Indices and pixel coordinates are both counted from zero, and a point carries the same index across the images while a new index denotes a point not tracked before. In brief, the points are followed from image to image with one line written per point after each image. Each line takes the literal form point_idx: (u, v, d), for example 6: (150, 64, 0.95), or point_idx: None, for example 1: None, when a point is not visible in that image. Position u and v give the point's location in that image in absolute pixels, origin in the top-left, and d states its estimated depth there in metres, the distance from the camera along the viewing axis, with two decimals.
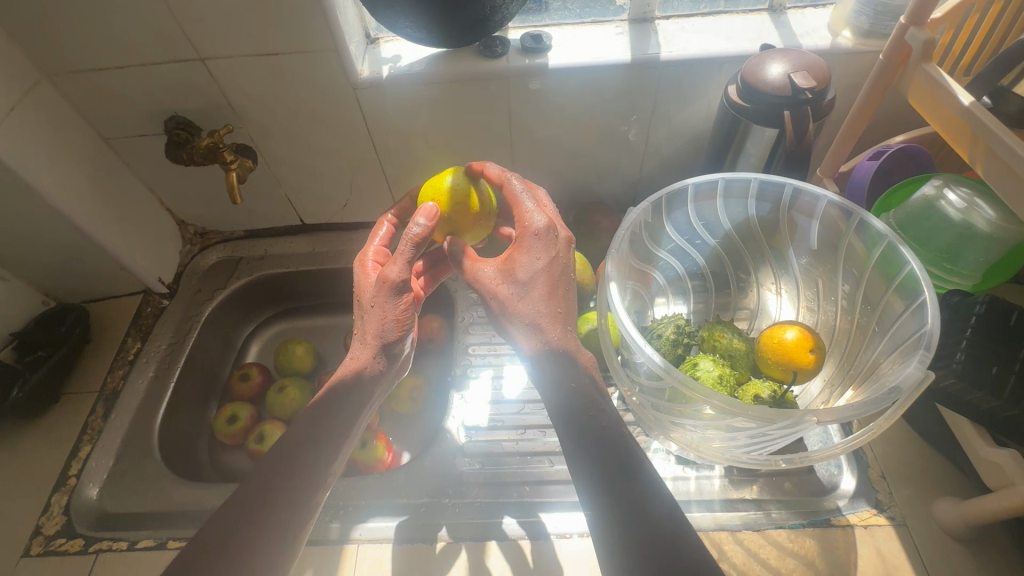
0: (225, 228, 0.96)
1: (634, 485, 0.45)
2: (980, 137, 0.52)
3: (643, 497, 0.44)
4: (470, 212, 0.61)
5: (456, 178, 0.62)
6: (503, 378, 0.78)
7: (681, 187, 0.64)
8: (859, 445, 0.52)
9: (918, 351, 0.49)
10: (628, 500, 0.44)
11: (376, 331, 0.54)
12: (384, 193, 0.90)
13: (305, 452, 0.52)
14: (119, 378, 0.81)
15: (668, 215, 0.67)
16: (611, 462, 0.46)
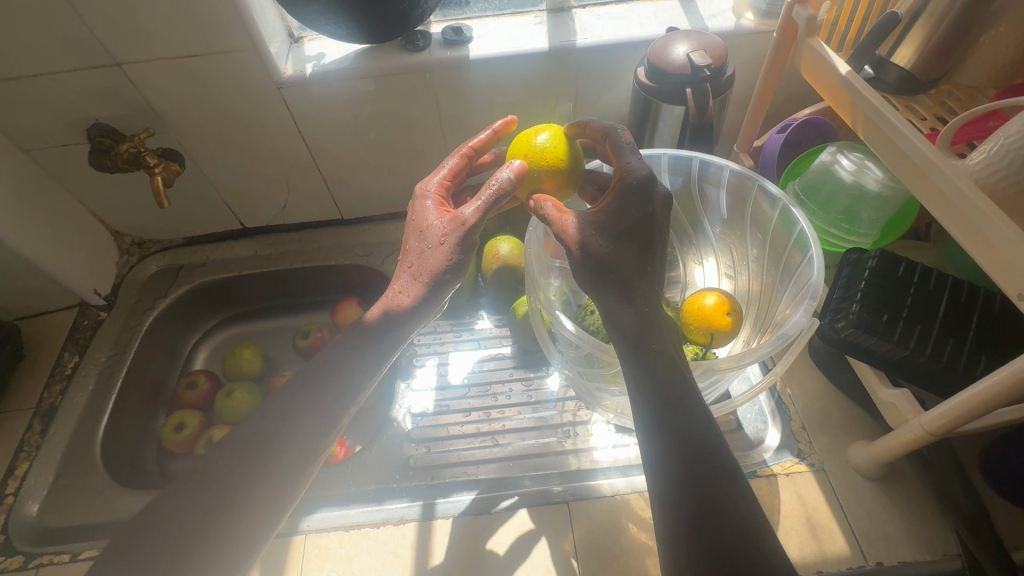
0: (163, 236, 0.95)
1: (704, 455, 0.41)
2: (857, 103, 0.56)
3: (711, 470, 0.41)
4: (561, 172, 0.56)
5: (548, 135, 0.56)
6: (448, 365, 0.79)
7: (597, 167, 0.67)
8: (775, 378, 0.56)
9: (806, 300, 0.53)
10: (689, 465, 0.41)
11: (429, 270, 0.56)
12: (322, 192, 0.90)
13: (302, 425, 0.52)
14: (57, 394, 0.80)
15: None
16: (679, 430, 0.42)
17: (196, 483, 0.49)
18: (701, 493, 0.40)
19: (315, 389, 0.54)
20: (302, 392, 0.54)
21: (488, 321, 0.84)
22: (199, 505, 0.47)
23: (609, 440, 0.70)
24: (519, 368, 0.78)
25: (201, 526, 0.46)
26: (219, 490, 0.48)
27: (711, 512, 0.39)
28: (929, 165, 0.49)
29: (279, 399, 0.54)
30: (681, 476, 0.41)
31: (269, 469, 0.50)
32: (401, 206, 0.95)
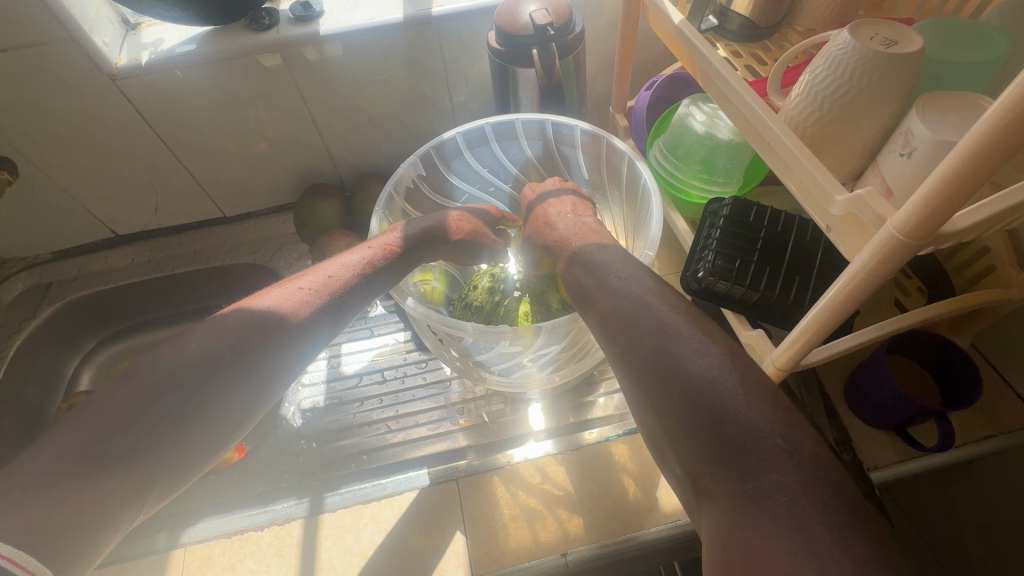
0: (26, 253, 0.88)
1: (665, 313, 0.40)
2: (690, 53, 0.55)
3: (672, 323, 0.39)
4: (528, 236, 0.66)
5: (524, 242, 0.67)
6: (340, 356, 0.77)
7: (452, 137, 0.65)
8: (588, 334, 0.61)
9: (644, 251, 0.54)
10: (649, 325, 0.40)
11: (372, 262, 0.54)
12: (196, 189, 0.85)
13: (222, 377, 0.43)
14: None
15: (449, 169, 0.68)
16: (634, 305, 0.42)
17: (148, 396, 0.40)
18: (665, 340, 0.38)
19: (285, 339, 0.47)
20: (276, 341, 0.46)
21: (381, 307, 0.81)
22: (146, 420, 0.39)
23: (502, 411, 0.70)
24: (413, 352, 0.77)
25: (138, 444, 0.38)
26: (176, 413, 0.40)
27: (676, 350, 0.37)
28: (746, 107, 0.48)
29: (246, 333, 0.45)
30: (643, 332, 0.40)
31: (202, 434, 0.42)
32: (285, 197, 0.91)
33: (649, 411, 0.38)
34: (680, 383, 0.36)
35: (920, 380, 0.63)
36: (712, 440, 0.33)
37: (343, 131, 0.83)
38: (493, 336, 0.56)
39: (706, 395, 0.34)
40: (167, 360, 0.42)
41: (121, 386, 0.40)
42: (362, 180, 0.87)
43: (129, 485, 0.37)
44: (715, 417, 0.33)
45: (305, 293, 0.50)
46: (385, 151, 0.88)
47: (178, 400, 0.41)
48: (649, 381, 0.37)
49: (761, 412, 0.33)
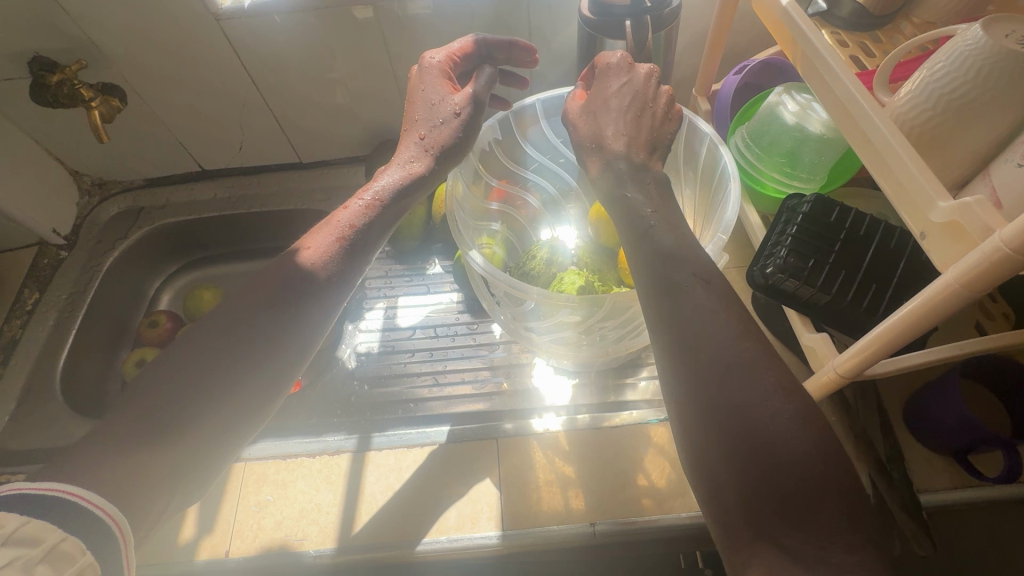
0: (122, 177, 0.95)
1: (734, 332, 0.41)
2: (795, 36, 0.52)
3: (745, 348, 0.40)
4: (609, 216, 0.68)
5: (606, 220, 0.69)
6: (397, 309, 0.80)
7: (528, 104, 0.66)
8: None
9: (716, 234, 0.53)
10: (721, 346, 0.40)
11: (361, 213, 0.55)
12: (279, 135, 0.89)
13: (256, 353, 0.49)
14: (18, 328, 0.80)
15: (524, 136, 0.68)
16: (700, 315, 0.42)
17: (189, 381, 0.46)
18: (739, 367, 0.39)
19: (308, 301, 0.51)
20: (308, 300, 0.51)
21: (439, 266, 0.85)
22: (210, 388, 0.46)
23: (548, 382, 0.72)
24: (464, 313, 0.79)
25: (198, 413, 0.45)
26: (209, 389, 0.46)
27: (747, 385, 0.39)
28: (851, 99, 0.46)
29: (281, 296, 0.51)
30: (711, 350, 0.40)
31: (246, 406, 0.48)
32: (359, 149, 0.94)
33: (700, 440, 0.39)
34: (748, 420, 0.38)
35: (990, 409, 0.60)
36: (769, 484, 0.36)
37: None
38: (555, 301, 0.57)
39: (775, 439, 0.37)
40: (227, 343, 0.48)
41: (184, 364, 0.47)
42: None
43: (207, 436, 0.45)
44: (777, 462, 0.36)
45: (331, 247, 0.53)
46: None
47: (228, 370, 0.47)
48: (707, 408, 0.39)
49: (824, 472, 0.36)
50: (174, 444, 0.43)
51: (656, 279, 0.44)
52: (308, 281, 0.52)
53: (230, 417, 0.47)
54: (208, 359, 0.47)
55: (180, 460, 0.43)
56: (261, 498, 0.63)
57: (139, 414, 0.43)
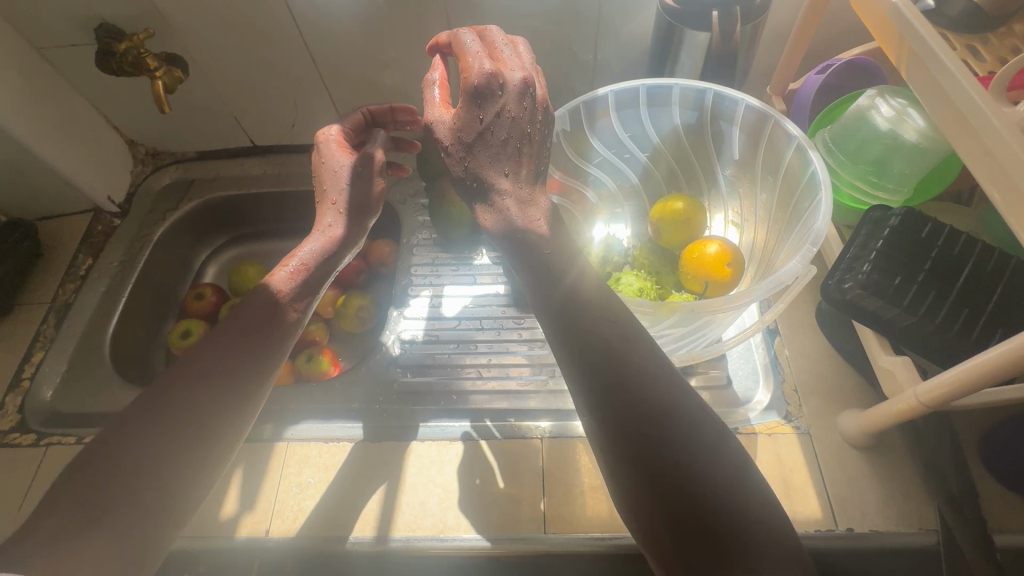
0: (176, 148, 0.95)
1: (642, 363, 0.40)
2: (903, 35, 0.48)
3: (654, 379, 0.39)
4: (676, 215, 0.65)
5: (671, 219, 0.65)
6: (442, 298, 0.79)
7: (602, 94, 0.62)
8: (767, 322, 0.56)
9: (806, 247, 0.50)
10: (639, 386, 0.38)
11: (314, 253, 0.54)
12: (332, 113, 0.88)
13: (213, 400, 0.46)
14: (71, 292, 0.81)
15: (592, 127, 0.65)
16: (619, 339, 0.41)
17: (132, 454, 0.41)
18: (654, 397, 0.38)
19: (273, 320, 0.51)
20: (275, 317, 0.51)
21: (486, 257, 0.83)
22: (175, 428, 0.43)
23: None
24: (510, 307, 0.77)
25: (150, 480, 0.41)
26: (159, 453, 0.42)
27: (667, 419, 0.37)
28: (970, 106, 0.42)
29: (245, 321, 0.50)
30: (626, 376, 0.38)
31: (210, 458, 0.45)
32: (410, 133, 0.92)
33: (615, 475, 0.37)
34: (666, 457, 0.35)
35: None
36: (692, 532, 0.33)
37: (478, 75, 0.82)
38: (628, 304, 0.55)
39: (693, 478, 0.35)
40: (186, 387, 0.46)
41: (147, 408, 0.44)
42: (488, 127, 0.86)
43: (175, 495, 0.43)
44: (698, 506, 0.34)
45: (295, 275, 0.53)
46: None
47: (184, 430, 0.44)
48: (628, 442, 0.36)
49: (737, 499, 0.34)
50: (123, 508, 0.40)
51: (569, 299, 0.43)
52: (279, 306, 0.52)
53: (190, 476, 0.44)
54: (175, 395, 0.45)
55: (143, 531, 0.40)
56: (303, 480, 0.63)
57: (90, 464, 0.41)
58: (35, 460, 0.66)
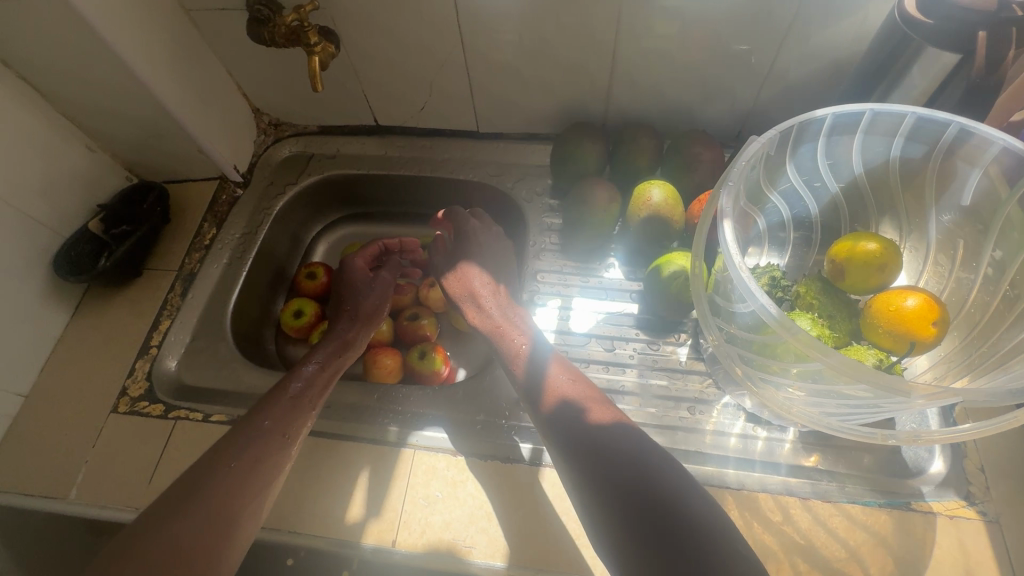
0: (299, 121, 0.93)
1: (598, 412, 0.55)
2: None
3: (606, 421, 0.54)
4: (871, 256, 0.57)
5: (861, 260, 0.57)
6: (571, 311, 0.74)
7: (819, 118, 0.55)
8: (970, 437, 0.47)
9: None
10: (608, 456, 0.51)
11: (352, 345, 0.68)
12: (465, 100, 0.83)
13: (256, 441, 0.55)
14: (195, 261, 0.81)
15: (794, 152, 0.59)
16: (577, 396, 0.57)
17: (213, 462, 0.53)
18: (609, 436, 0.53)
19: (307, 405, 0.60)
20: (296, 408, 0.59)
21: (617, 270, 0.78)
22: (227, 457, 0.53)
23: (739, 428, 0.65)
24: (644, 331, 0.73)
25: (277, 461, 0.55)
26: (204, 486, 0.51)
27: (620, 448, 0.51)
28: None
29: (277, 408, 0.58)
30: (587, 425, 0.54)
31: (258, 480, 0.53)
32: (542, 127, 0.87)
33: (618, 542, 0.46)
34: (623, 476, 0.49)
35: None
36: (673, 552, 0.43)
37: (634, 72, 0.75)
38: (851, 374, 0.43)
39: (651, 489, 0.48)
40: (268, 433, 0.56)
41: (211, 462, 0.53)
42: (633, 128, 0.79)
43: (235, 534, 0.50)
44: (672, 515, 0.46)
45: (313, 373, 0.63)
46: (664, 102, 0.79)
47: (249, 458, 0.54)
48: (613, 503, 0.48)
49: (696, 512, 0.46)
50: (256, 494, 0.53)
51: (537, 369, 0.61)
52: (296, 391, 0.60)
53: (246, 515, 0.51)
54: (247, 441, 0.55)
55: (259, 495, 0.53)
56: (430, 493, 0.60)
57: (169, 507, 0.49)
58: (166, 432, 0.66)
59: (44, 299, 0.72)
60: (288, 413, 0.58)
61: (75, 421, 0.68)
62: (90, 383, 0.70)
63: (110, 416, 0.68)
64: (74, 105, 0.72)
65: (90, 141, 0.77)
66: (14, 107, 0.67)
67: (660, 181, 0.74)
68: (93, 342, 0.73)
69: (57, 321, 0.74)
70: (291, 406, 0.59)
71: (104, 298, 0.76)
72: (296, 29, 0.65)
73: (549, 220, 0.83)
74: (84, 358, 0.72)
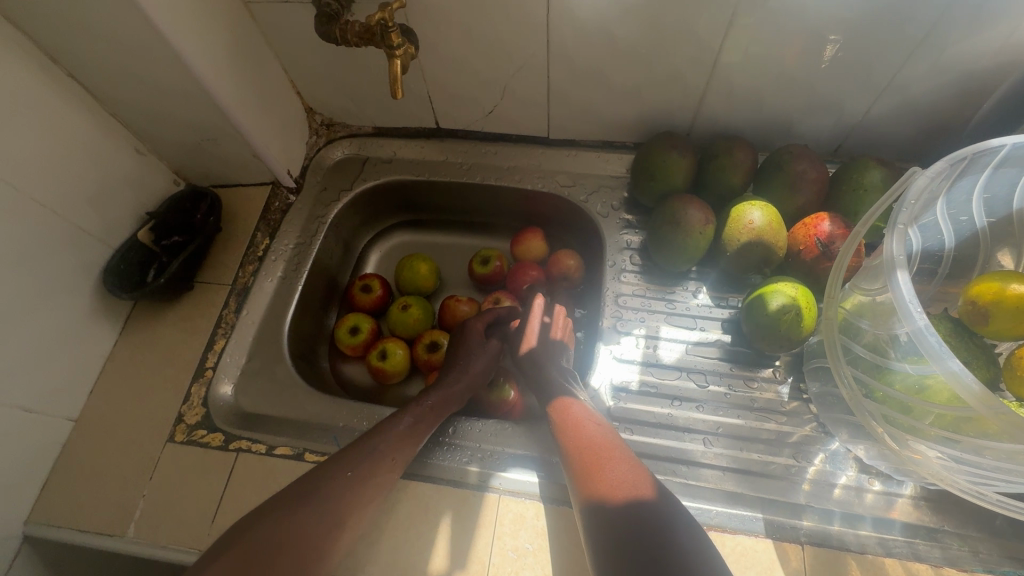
0: (354, 121, 0.86)
1: (612, 452, 0.52)
2: None
3: (614, 461, 0.51)
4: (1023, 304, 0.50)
5: (1008, 309, 0.51)
6: (658, 341, 0.69)
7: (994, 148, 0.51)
8: None
9: None
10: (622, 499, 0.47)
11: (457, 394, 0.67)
12: (540, 105, 0.77)
13: (372, 459, 0.54)
14: (249, 275, 0.75)
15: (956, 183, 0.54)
16: (593, 437, 0.55)
17: (330, 470, 0.52)
18: (613, 477, 0.49)
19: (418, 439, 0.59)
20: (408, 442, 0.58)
21: (705, 296, 0.71)
22: (332, 469, 0.52)
23: (852, 479, 0.59)
24: (739, 366, 0.67)
25: (386, 477, 0.55)
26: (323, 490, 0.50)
27: (621, 489, 0.48)
28: None
29: (395, 440, 0.57)
30: (601, 465, 0.51)
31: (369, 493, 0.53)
32: (619, 134, 0.80)
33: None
34: (619, 519, 0.45)
35: None
36: None
37: (734, 80, 0.68)
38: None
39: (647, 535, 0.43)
40: (383, 456, 0.55)
41: (329, 467, 0.52)
42: (727, 140, 0.72)
43: (338, 542, 0.49)
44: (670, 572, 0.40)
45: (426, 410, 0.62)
46: (761, 113, 0.72)
47: (364, 472, 0.53)
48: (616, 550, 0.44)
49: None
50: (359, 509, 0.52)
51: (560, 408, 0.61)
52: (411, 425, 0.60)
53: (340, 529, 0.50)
54: (362, 459, 0.54)
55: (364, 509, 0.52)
56: (520, 545, 0.55)
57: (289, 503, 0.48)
58: (227, 466, 0.61)
59: (93, 315, 0.67)
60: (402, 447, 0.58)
61: (129, 450, 0.63)
62: (142, 409, 0.65)
63: (166, 445, 0.63)
64: (125, 106, 0.66)
65: (139, 143, 0.71)
66: (63, 108, 0.61)
67: (759, 200, 0.67)
68: (143, 363, 0.68)
69: (106, 338, 0.69)
70: (404, 437, 0.58)
71: (153, 314, 0.71)
72: (378, 30, 0.59)
73: (626, 238, 0.77)
74: (135, 380, 0.67)
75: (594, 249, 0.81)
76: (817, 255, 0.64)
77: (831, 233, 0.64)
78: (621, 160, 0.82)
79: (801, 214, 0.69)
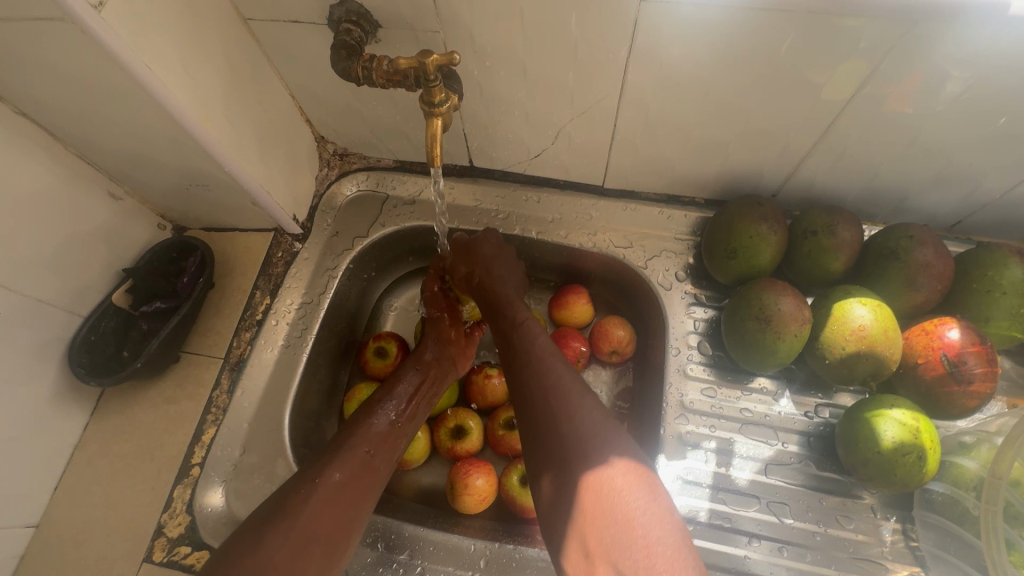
0: (371, 152, 0.73)
1: (625, 491, 0.41)
2: None
3: (627, 494, 0.41)
4: None
5: None
6: (732, 458, 0.57)
7: None
8: None
9: None
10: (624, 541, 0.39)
11: (433, 380, 0.62)
12: (599, 153, 0.64)
13: (355, 458, 0.51)
14: (245, 343, 0.64)
15: None
16: (626, 541, 0.39)
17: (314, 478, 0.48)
18: (624, 515, 0.40)
19: (397, 441, 0.56)
20: (382, 442, 0.55)
21: (788, 401, 0.60)
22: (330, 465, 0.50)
23: None
24: (830, 496, 0.56)
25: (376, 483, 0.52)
26: (309, 498, 0.47)
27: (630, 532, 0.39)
28: None
29: (372, 447, 0.54)
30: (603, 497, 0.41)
31: (361, 500, 0.50)
32: (689, 189, 0.67)
33: None
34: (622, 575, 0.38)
35: None
36: None
37: (848, 144, 0.55)
38: None
39: None
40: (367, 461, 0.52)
41: (314, 469, 0.49)
42: (827, 210, 0.59)
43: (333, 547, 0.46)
44: None
45: (402, 406, 0.58)
46: (872, 181, 0.59)
47: (350, 481, 0.50)
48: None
49: None
50: (363, 512, 0.50)
51: (577, 460, 0.44)
52: (383, 426, 0.56)
53: (341, 531, 0.47)
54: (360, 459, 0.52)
55: (360, 517, 0.50)
56: None
57: (284, 509, 0.46)
58: None
59: (56, 399, 0.56)
60: (378, 447, 0.54)
61: (99, 568, 0.53)
62: (117, 514, 0.55)
63: (144, 565, 0.53)
64: (92, 146, 0.53)
65: (113, 186, 0.58)
66: (14, 159, 0.49)
67: (869, 296, 0.54)
68: (120, 453, 0.58)
69: (74, 423, 0.58)
70: (374, 432, 0.55)
71: (134, 390, 0.60)
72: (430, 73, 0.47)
73: (692, 318, 0.64)
74: (111, 474, 0.57)
75: (650, 323, 0.69)
76: (943, 375, 0.52)
77: (960, 348, 0.52)
78: (687, 218, 0.69)
79: (916, 313, 0.57)
